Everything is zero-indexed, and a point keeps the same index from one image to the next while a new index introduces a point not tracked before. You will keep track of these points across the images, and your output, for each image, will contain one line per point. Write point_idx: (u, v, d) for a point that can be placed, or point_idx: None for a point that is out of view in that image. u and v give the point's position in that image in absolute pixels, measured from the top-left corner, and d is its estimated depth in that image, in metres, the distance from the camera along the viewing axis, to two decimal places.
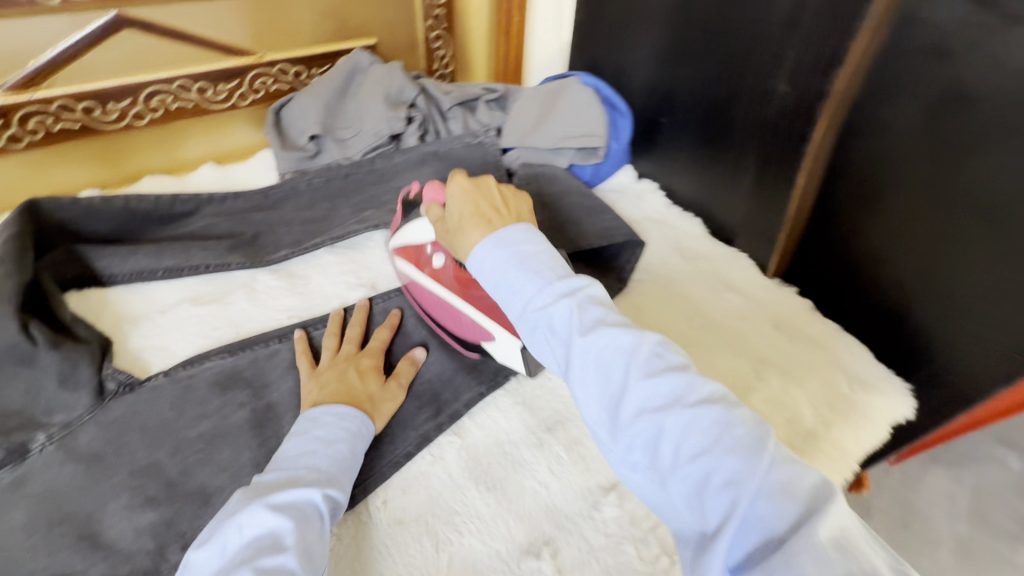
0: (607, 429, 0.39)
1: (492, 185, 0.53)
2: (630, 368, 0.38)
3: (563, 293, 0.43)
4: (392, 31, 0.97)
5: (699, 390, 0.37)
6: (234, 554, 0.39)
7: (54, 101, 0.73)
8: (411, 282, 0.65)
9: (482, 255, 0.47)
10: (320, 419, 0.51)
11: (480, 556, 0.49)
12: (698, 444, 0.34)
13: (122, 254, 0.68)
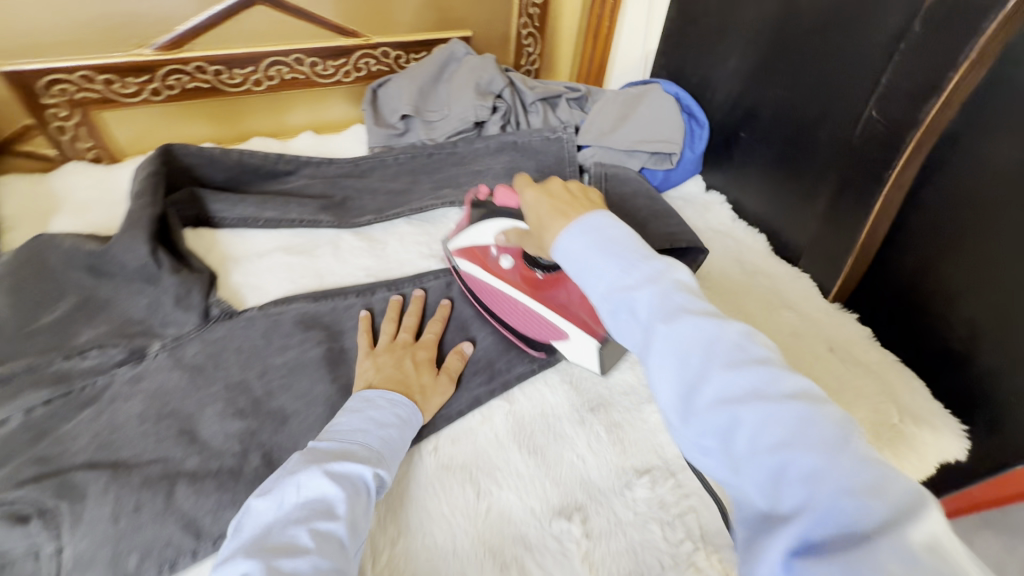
0: (677, 417, 0.35)
1: (560, 182, 0.52)
2: (710, 357, 0.35)
3: (645, 274, 0.39)
4: (488, 27, 1.03)
5: (783, 384, 0.33)
6: (289, 510, 0.41)
7: (192, 62, 0.82)
8: (474, 281, 0.69)
9: (564, 241, 0.44)
10: (374, 401, 0.54)
11: (515, 510, 0.54)
12: (777, 439, 0.31)
13: (232, 201, 0.76)
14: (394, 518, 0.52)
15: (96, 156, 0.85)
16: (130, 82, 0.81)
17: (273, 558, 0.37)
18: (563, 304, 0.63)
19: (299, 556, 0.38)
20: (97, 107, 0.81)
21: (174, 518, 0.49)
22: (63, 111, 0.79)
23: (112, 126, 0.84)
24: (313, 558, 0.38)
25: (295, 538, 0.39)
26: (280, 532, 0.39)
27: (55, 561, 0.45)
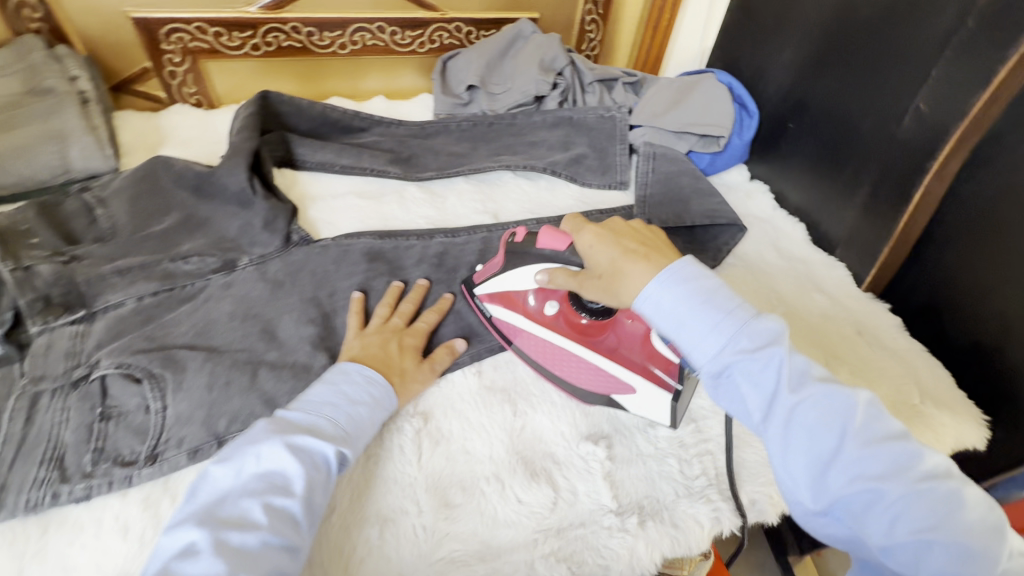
0: (810, 488, 0.42)
1: (620, 223, 0.56)
2: (845, 436, 0.42)
3: (771, 345, 0.45)
4: (555, 11, 1.10)
5: (916, 462, 0.40)
6: (248, 480, 0.44)
7: (290, 22, 0.92)
8: (515, 329, 0.65)
9: (658, 295, 0.48)
10: (352, 375, 0.55)
11: (547, 431, 0.59)
12: (916, 516, 0.39)
13: (314, 147, 0.85)
14: (438, 423, 0.58)
15: (197, 102, 0.96)
16: (236, 36, 0.91)
17: (222, 531, 0.41)
18: (615, 350, 0.60)
19: (250, 531, 0.41)
20: (205, 56, 0.91)
21: (256, 395, 0.57)
22: (177, 57, 0.90)
23: (215, 75, 0.94)
24: (262, 533, 0.41)
25: (247, 513, 0.42)
26: (234, 504, 0.43)
27: (161, 416, 0.54)
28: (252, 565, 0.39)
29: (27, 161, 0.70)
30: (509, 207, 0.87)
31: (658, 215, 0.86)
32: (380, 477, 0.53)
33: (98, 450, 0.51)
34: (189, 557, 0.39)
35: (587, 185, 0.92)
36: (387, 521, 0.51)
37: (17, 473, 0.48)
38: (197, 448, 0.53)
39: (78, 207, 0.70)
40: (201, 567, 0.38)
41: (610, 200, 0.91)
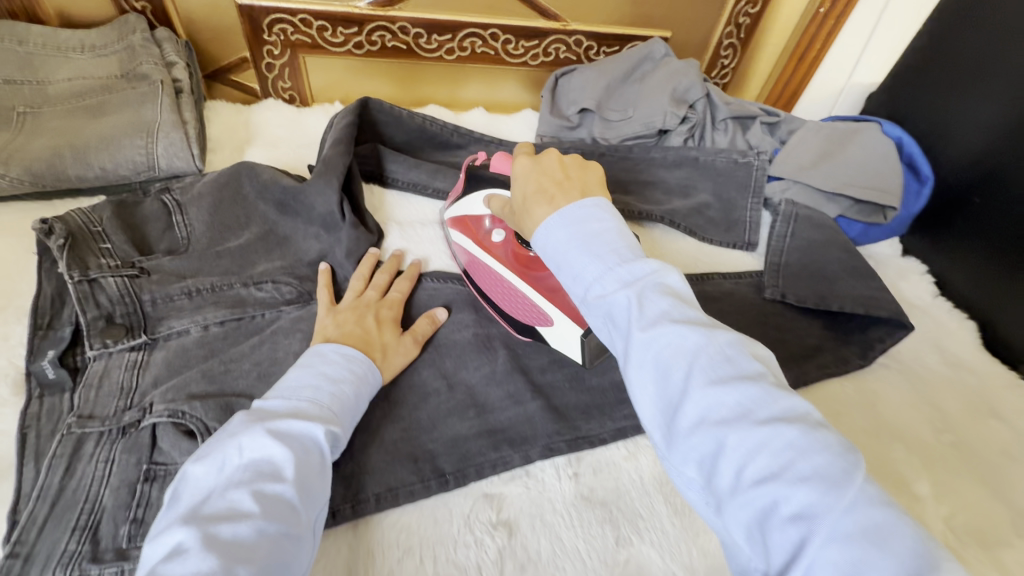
0: (661, 437, 0.34)
1: (552, 156, 0.48)
2: (693, 372, 0.33)
3: (628, 281, 0.38)
4: (688, 29, 0.96)
5: (773, 406, 0.31)
6: (231, 474, 0.38)
7: (399, 22, 0.83)
8: (465, 254, 0.66)
9: (545, 235, 0.42)
10: (328, 356, 0.50)
11: (656, 571, 0.47)
12: (765, 467, 0.29)
13: (407, 164, 0.76)
14: (524, 539, 0.48)
15: (290, 97, 0.89)
16: (340, 32, 0.83)
17: (210, 526, 0.35)
18: (547, 283, 0.60)
19: (240, 521, 0.35)
20: (306, 51, 0.84)
21: None
22: (277, 49, 0.83)
23: (312, 71, 0.88)
24: (257, 521, 0.36)
25: (235, 502, 0.36)
26: (219, 497, 0.37)
27: None
28: (250, 557, 0.34)
29: (111, 153, 0.64)
30: None
31: (795, 290, 0.71)
32: None
33: (137, 521, 0.43)
34: (176, 558, 0.33)
35: (709, 240, 0.79)
36: None
37: (46, 540, 0.42)
38: None
39: (156, 210, 0.64)
40: (188, 567, 0.32)
41: (733, 262, 0.78)
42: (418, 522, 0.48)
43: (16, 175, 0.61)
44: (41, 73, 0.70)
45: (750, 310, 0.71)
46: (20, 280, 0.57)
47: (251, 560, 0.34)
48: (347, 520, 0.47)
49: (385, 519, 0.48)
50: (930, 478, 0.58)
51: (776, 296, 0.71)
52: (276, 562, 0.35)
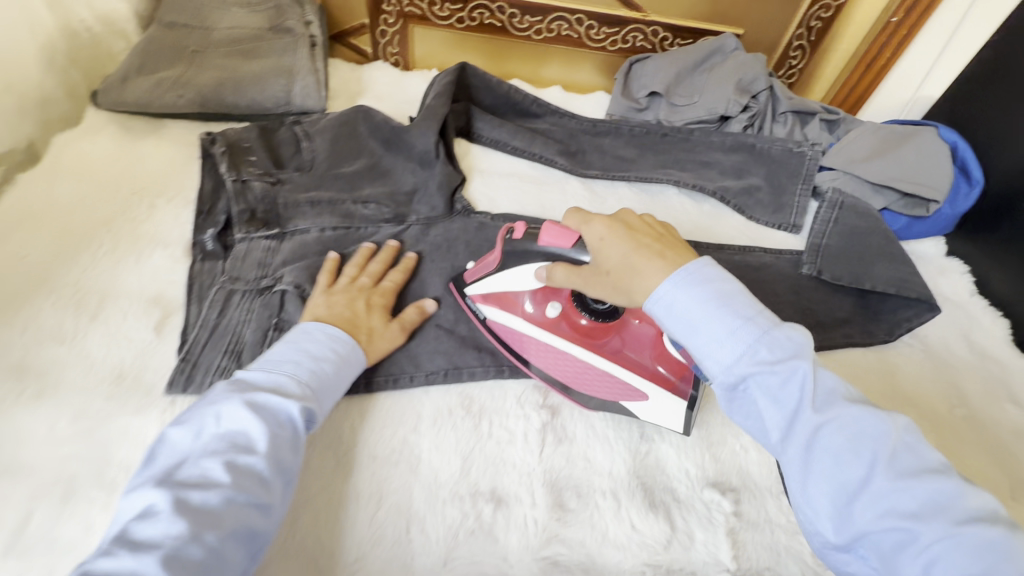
0: (832, 518, 0.38)
1: (633, 215, 0.51)
2: (878, 465, 0.37)
3: (793, 354, 0.41)
4: (761, 27, 1.02)
5: (958, 502, 0.35)
6: (208, 441, 0.41)
7: (497, 2, 0.95)
8: (512, 333, 0.61)
9: (670, 294, 0.44)
10: (312, 333, 0.53)
11: (671, 464, 0.56)
12: (958, 563, 0.33)
13: (493, 123, 0.87)
14: (564, 422, 0.57)
15: (395, 61, 1.03)
16: (446, 7, 0.96)
17: (182, 490, 0.37)
18: (619, 352, 0.59)
19: (209, 489, 0.38)
20: (415, 22, 0.98)
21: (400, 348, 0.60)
22: (391, 18, 0.96)
23: (418, 40, 1.01)
24: (225, 490, 0.38)
25: (207, 471, 0.39)
26: (194, 464, 0.39)
27: None
28: (216, 524, 0.37)
29: (260, 88, 0.79)
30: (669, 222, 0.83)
31: (833, 267, 0.77)
32: (501, 457, 0.54)
33: None
34: (146, 518, 0.36)
35: (755, 219, 0.86)
36: (501, 503, 0.51)
37: (205, 357, 0.55)
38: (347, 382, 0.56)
39: (289, 137, 0.78)
40: (160, 528, 0.35)
41: (777, 241, 0.85)
42: (478, 394, 0.59)
43: (189, 97, 0.76)
44: (208, 21, 0.86)
45: (786, 282, 0.78)
46: (187, 176, 0.73)
47: (217, 526, 0.37)
48: (421, 384, 0.58)
49: (449, 388, 0.59)
50: (935, 440, 0.64)
51: (812, 272, 0.77)
52: (241, 528, 0.38)
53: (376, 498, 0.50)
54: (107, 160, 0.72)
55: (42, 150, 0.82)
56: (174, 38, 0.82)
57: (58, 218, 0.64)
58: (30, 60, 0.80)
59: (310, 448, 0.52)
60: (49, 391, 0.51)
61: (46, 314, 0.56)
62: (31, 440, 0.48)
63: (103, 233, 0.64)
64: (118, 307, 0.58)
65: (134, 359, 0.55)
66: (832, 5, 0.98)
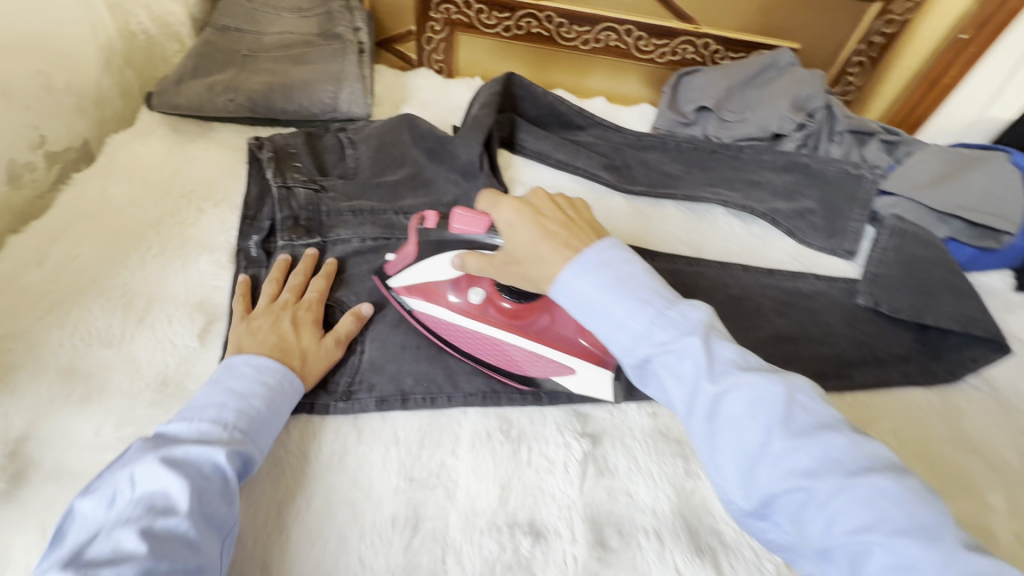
0: (740, 485, 0.36)
1: (542, 197, 0.49)
2: (773, 425, 0.35)
3: (686, 332, 0.40)
4: (818, 43, 0.98)
5: (853, 456, 0.34)
6: (122, 510, 0.36)
7: (545, 11, 0.93)
8: (441, 322, 0.59)
9: (572, 285, 0.43)
10: (238, 368, 0.49)
11: (718, 506, 0.53)
12: (857, 518, 0.31)
13: (536, 135, 0.86)
14: (605, 452, 0.56)
15: (439, 69, 1.03)
16: (494, 16, 0.95)
17: (92, 570, 0.32)
18: (546, 331, 0.58)
19: (123, 562, 0.33)
20: (462, 30, 0.97)
21: (440, 366, 0.59)
22: (438, 26, 0.96)
23: (463, 48, 1.00)
24: (142, 560, 0.33)
25: (120, 543, 0.34)
26: (105, 537, 0.35)
27: (359, 356, 0.59)
28: None
29: (308, 94, 0.79)
30: (715, 244, 0.81)
31: (892, 300, 0.72)
32: (540, 487, 0.52)
33: None
34: None
35: (807, 244, 0.82)
36: (540, 536, 0.49)
37: None
38: (385, 398, 0.56)
39: (334, 144, 0.77)
40: None
41: (831, 268, 0.81)
42: (516, 418, 0.57)
43: (240, 102, 0.77)
44: (259, 26, 0.86)
45: (840, 312, 0.74)
46: (234, 181, 0.73)
47: None
48: (459, 405, 0.57)
49: (489, 411, 0.57)
50: (1004, 493, 0.59)
51: (868, 303, 0.73)
52: None
53: (412, 524, 0.49)
54: (158, 162, 0.73)
55: (97, 148, 0.84)
56: (226, 42, 0.83)
57: (110, 218, 0.65)
58: (90, 60, 0.82)
59: (348, 468, 0.51)
60: (96, 394, 0.51)
61: (96, 316, 0.57)
62: (78, 443, 0.48)
63: (152, 236, 0.65)
64: (164, 312, 0.58)
65: (177, 365, 0.55)
66: (897, 20, 0.93)
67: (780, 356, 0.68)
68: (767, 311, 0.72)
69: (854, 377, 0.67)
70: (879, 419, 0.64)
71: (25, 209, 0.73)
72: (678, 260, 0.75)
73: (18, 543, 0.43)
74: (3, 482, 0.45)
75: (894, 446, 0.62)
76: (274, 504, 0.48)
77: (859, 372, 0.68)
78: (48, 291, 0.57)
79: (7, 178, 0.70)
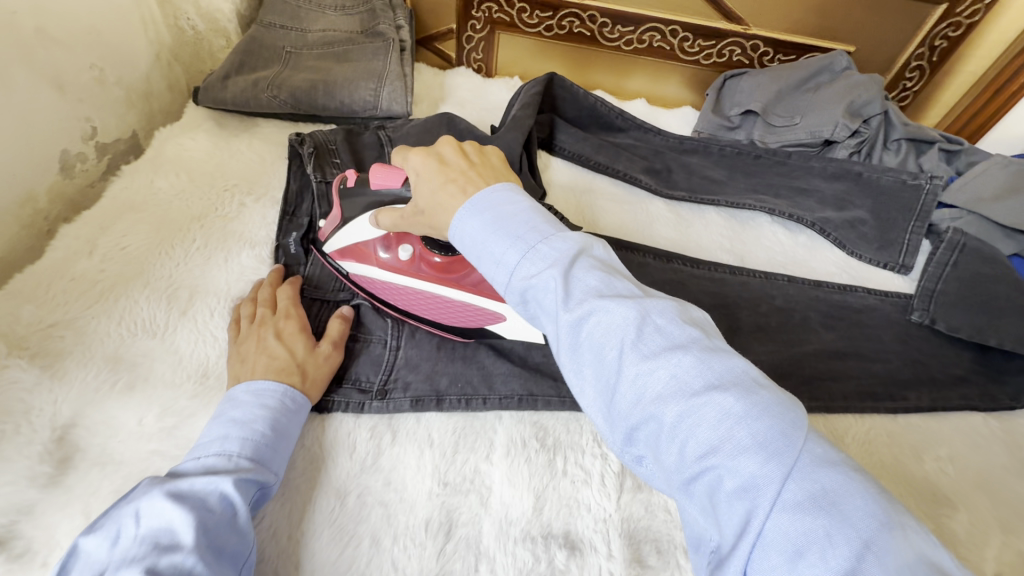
0: (602, 418, 0.33)
1: (450, 145, 0.46)
2: (625, 348, 0.31)
3: (551, 260, 0.35)
4: (874, 46, 0.94)
5: (705, 375, 0.30)
6: (127, 549, 0.35)
7: (589, 10, 0.92)
8: (376, 283, 0.60)
9: (462, 230, 0.40)
10: (238, 398, 0.48)
11: None
12: (704, 442, 0.28)
13: (576, 137, 0.84)
14: None
15: (478, 68, 1.02)
16: (536, 15, 0.94)
17: None
18: (478, 284, 0.58)
19: None
20: (502, 29, 0.96)
21: (475, 368, 0.58)
22: (479, 24, 0.95)
23: (502, 47, 1.00)
24: None
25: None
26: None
27: (394, 354, 0.58)
28: None
29: (349, 91, 0.79)
30: (759, 254, 0.78)
31: (954, 319, 0.68)
32: (575, 499, 0.51)
33: (344, 369, 0.56)
34: None
35: (856, 256, 0.79)
36: (576, 549, 0.48)
37: None
38: (420, 398, 0.55)
39: (372, 141, 0.77)
40: None
41: (881, 281, 0.78)
42: (552, 426, 0.56)
43: (283, 98, 0.77)
44: (303, 23, 0.87)
45: (892, 329, 0.70)
46: (275, 177, 0.74)
47: None
48: (494, 409, 0.55)
49: (523, 416, 0.56)
50: None
51: (924, 320, 0.69)
52: None
53: (446, 529, 0.48)
54: (202, 156, 0.74)
55: (144, 140, 0.86)
56: (270, 38, 0.83)
57: (156, 210, 0.66)
58: (140, 55, 0.84)
59: (382, 469, 0.51)
60: (140, 383, 0.52)
61: (141, 307, 0.58)
62: (122, 432, 0.49)
63: (195, 229, 0.65)
64: (206, 304, 0.59)
65: (218, 359, 0.55)
66: (963, 23, 0.89)
67: (828, 373, 0.65)
68: (814, 325, 0.69)
69: (907, 399, 0.64)
70: (934, 444, 0.61)
71: (76, 198, 0.75)
72: (722, 269, 0.72)
73: (64, 529, 0.43)
74: (51, 468, 0.46)
75: (951, 474, 0.58)
76: (308, 503, 0.48)
77: (914, 394, 0.64)
78: (97, 281, 0.58)
79: (60, 168, 0.71)
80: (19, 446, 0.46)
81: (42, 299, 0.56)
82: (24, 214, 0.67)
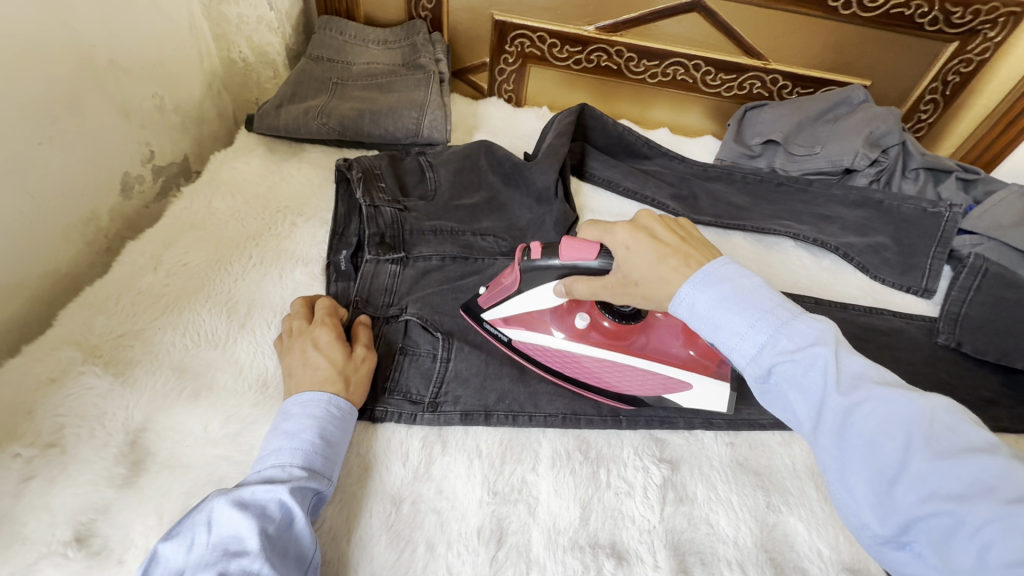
0: (871, 507, 0.33)
1: (653, 219, 0.48)
2: (913, 442, 0.33)
3: (811, 340, 0.37)
4: (890, 80, 0.98)
5: (1018, 485, 0.29)
6: (202, 555, 0.38)
7: (617, 45, 0.97)
8: (546, 350, 0.60)
9: (692, 299, 0.43)
10: (289, 411, 0.50)
11: (801, 540, 0.53)
12: (1020, 550, 0.27)
13: (606, 164, 0.88)
14: (683, 480, 0.55)
15: (509, 98, 1.08)
16: (566, 50, 0.99)
17: None
18: (647, 347, 0.59)
19: None
20: (533, 62, 1.01)
21: (522, 385, 0.60)
22: (512, 58, 1.01)
23: (532, 79, 1.05)
24: None
25: None
26: None
27: (445, 366, 0.60)
28: None
29: (393, 120, 0.83)
30: (783, 277, 0.80)
31: (979, 342, 0.70)
32: (619, 511, 0.52)
33: (395, 382, 0.58)
34: None
35: (880, 280, 0.81)
36: (623, 559, 0.49)
37: None
38: (468, 412, 0.57)
39: (414, 165, 0.80)
40: None
41: (904, 305, 0.80)
42: (595, 440, 0.58)
43: (331, 125, 0.82)
44: (349, 56, 0.93)
45: (920, 351, 0.72)
46: (322, 198, 0.78)
47: None
48: (540, 425, 0.58)
49: (563, 433, 0.58)
50: None
51: (950, 343, 0.71)
52: None
53: (498, 537, 0.49)
54: (256, 178, 0.78)
55: (195, 163, 0.92)
56: (319, 70, 0.89)
57: (214, 229, 0.70)
58: (196, 85, 0.90)
59: (434, 478, 0.53)
60: (205, 392, 0.55)
61: (204, 319, 0.61)
62: (189, 437, 0.52)
63: (252, 247, 0.69)
64: (264, 318, 0.62)
65: (275, 369, 0.58)
66: (974, 59, 0.93)
67: None
68: None
69: None
70: None
71: (134, 218, 0.79)
72: None
73: (138, 528, 0.45)
74: (126, 469, 0.49)
75: None
76: (361, 511, 0.50)
77: None
78: (162, 294, 0.62)
79: (121, 189, 0.76)
80: (95, 448, 0.49)
81: (113, 310, 0.59)
82: (88, 231, 0.71)
